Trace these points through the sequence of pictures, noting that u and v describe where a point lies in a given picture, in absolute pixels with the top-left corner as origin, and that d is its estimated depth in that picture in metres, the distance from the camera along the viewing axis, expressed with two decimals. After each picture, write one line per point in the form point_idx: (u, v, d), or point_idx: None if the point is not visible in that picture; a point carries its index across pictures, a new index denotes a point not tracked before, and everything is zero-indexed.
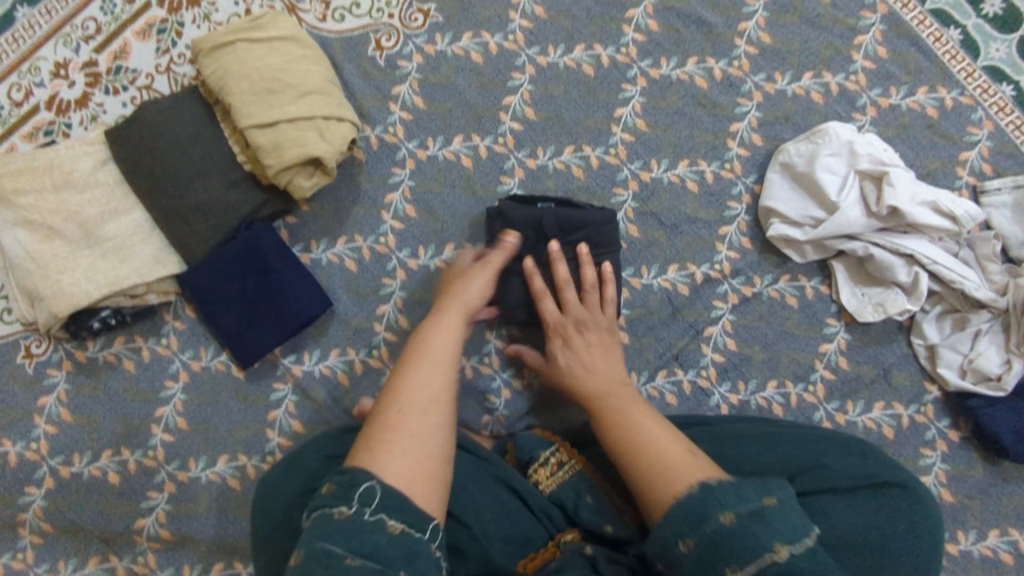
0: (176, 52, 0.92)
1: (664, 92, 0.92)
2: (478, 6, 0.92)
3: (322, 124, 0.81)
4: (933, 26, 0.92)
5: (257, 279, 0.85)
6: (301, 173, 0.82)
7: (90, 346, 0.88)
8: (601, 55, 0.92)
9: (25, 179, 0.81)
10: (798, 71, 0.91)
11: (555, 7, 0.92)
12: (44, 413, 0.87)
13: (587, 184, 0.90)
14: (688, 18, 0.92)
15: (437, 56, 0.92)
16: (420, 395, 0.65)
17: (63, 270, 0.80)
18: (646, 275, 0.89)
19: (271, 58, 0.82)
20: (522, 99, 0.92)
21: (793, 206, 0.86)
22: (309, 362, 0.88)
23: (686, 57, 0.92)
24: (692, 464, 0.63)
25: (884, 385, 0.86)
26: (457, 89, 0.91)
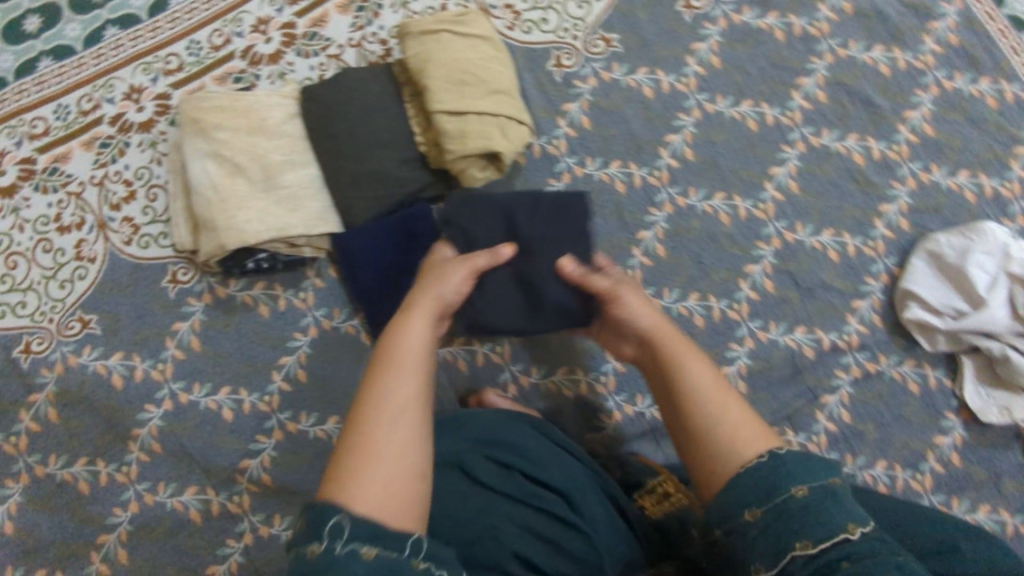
0: (370, 31, 0.96)
1: (821, 161, 0.94)
2: (658, 45, 0.97)
3: (505, 123, 0.85)
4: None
5: (406, 254, 0.88)
6: (475, 165, 0.86)
7: (232, 284, 0.91)
8: (766, 113, 0.95)
9: (224, 117, 0.85)
10: (954, 167, 0.93)
11: (731, 61, 0.96)
12: (175, 337, 0.90)
13: (732, 232, 0.93)
14: (856, 96, 0.95)
15: (611, 83, 0.96)
16: (388, 409, 0.59)
17: (239, 207, 0.83)
18: (772, 331, 0.91)
19: (469, 52, 0.87)
20: (684, 139, 0.95)
21: (936, 294, 0.87)
22: (434, 344, 0.91)
23: (848, 132, 0.95)
24: (758, 433, 0.62)
25: (993, 490, 0.86)
26: (625, 117, 0.95)
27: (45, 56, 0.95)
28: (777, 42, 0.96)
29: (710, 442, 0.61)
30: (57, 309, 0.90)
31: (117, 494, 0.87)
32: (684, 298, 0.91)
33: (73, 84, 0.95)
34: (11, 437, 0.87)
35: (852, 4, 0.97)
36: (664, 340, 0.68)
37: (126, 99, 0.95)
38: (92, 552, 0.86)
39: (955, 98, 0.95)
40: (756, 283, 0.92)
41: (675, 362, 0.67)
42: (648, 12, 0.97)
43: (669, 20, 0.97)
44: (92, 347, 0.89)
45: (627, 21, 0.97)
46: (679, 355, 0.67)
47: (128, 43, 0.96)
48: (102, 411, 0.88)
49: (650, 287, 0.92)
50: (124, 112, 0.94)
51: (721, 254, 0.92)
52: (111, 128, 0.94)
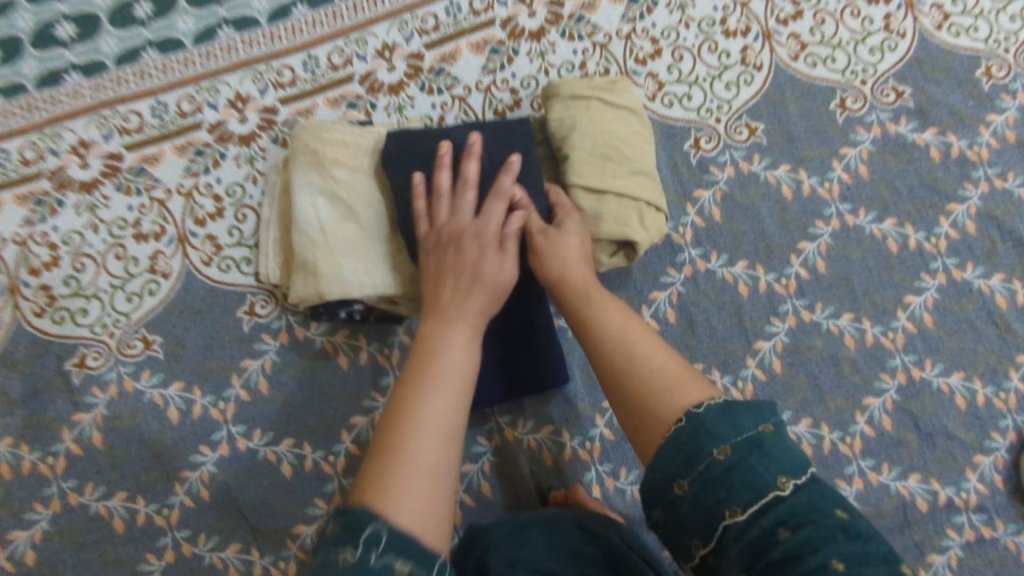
0: (501, 77, 0.90)
1: (961, 297, 0.87)
2: (803, 144, 0.90)
3: (644, 210, 0.79)
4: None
5: (511, 330, 0.81)
6: (603, 248, 0.80)
7: (313, 327, 0.84)
8: (909, 236, 0.88)
9: (346, 153, 0.78)
10: None
11: (879, 173, 0.89)
12: (243, 376, 0.83)
13: (856, 358, 0.86)
14: (1008, 233, 0.88)
15: (749, 175, 0.89)
16: (433, 411, 0.59)
17: (347, 255, 0.77)
18: (885, 474, 0.83)
19: (617, 127, 0.81)
20: (818, 249, 0.88)
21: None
22: (521, 429, 0.83)
23: (994, 270, 0.88)
24: (683, 379, 0.61)
25: None
26: (758, 215, 0.88)
27: (151, 46, 0.89)
28: (931, 161, 0.90)
29: (637, 397, 0.61)
30: (119, 323, 0.83)
31: (153, 539, 0.79)
32: (795, 421, 0.84)
33: (176, 82, 0.88)
34: (48, 456, 0.80)
35: (1015, 134, 0.90)
36: (570, 286, 0.71)
37: (230, 107, 0.88)
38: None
39: None
40: (875, 419, 0.84)
41: (589, 314, 0.69)
42: (799, 106, 0.91)
43: (820, 118, 0.91)
44: (151, 373, 0.82)
45: (776, 111, 0.90)
46: (585, 305, 0.70)
47: (242, 47, 0.90)
48: (150, 445, 0.80)
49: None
50: (226, 120, 0.88)
51: (841, 380, 0.85)
52: (209, 136, 0.87)
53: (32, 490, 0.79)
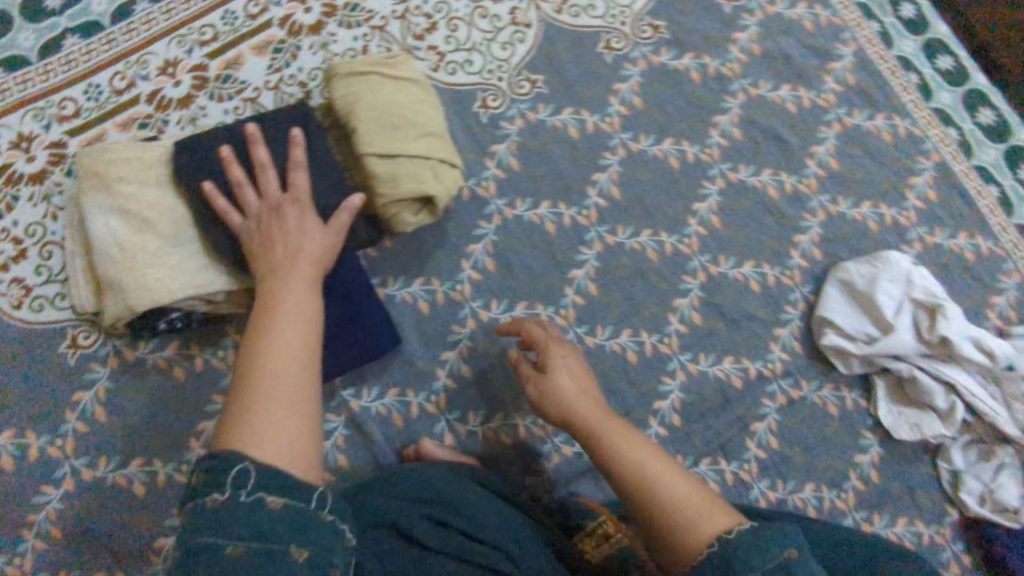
0: (288, 73, 0.94)
1: (739, 196, 0.98)
2: (581, 88, 0.98)
3: (437, 166, 0.84)
4: (977, 182, 1.01)
5: (334, 305, 0.84)
6: (407, 208, 0.84)
7: (141, 346, 0.85)
8: (686, 151, 0.98)
9: (133, 169, 0.79)
10: (858, 198, 0.99)
11: (651, 101, 0.99)
12: (76, 409, 0.82)
13: (660, 268, 0.95)
14: (768, 133, 1.00)
15: (537, 124, 0.96)
16: (284, 357, 0.62)
17: (149, 264, 0.77)
18: (702, 363, 0.93)
19: (399, 95, 0.86)
20: (610, 178, 0.96)
21: (849, 322, 0.92)
22: (367, 398, 0.87)
23: (762, 166, 0.99)
24: (716, 509, 0.62)
25: (908, 502, 0.92)
26: (552, 157, 0.96)
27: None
28: (693, 82, 1.00)
29: (657, 523, 0.62)
30: None
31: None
32: (617, 334, 0.92)
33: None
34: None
35: (759, 46, 1.02)
36: (580, 420, 0.72)
37: (13, 148, 0.87)
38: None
39: (855, 133, 1.01)
40: (685, 317, 0.94)
41: (610, 451, 0.68)
42: (570, 53, 0.99)
43: (591, 62, 0.99)
44: None
45: (550, 62, 0.98)
46: (606, 443, 0.69)
47: (16, 87, 0.89)
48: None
49: (584, 326, 0.92)
50: (12, 162, 0.87)
51: (651, 290, 0.94)
52: None
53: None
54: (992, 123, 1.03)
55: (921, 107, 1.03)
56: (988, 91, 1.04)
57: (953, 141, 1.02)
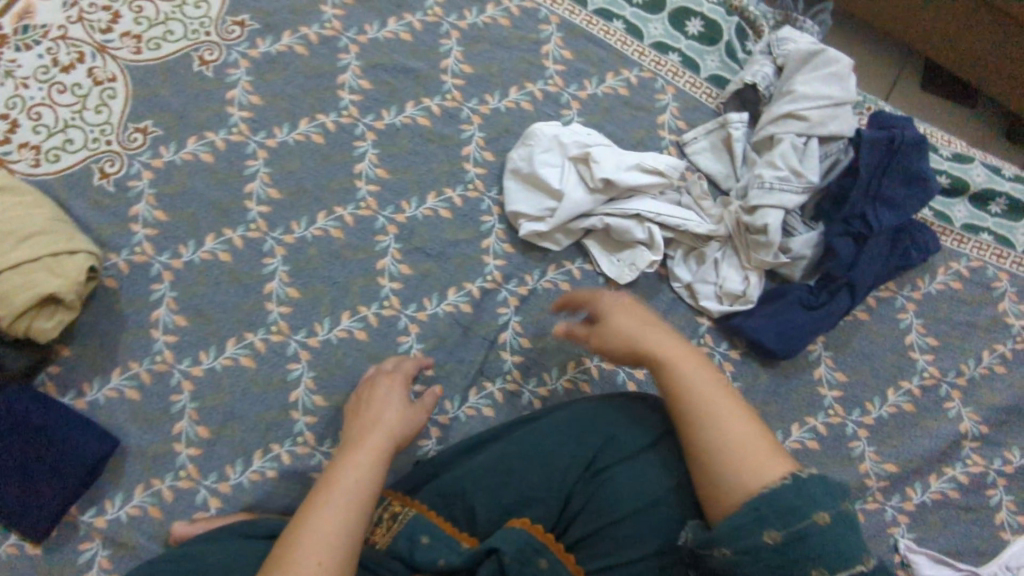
0: None
1: (497, 126, 0.87)
2: (305, 90, 0.86)
3: (51, 262, 0.71)
4: (686, 44, 0.94)
5: (30, 451, 0.71)
6: (39, 316, 0.71)
7: None
8: (430, 106, 0.87)
9: None
10: (601, 74, 0.91)
11: (370, 57, 0.88)
12: None
13: (459, 224, 0.83)
14: (497, 50, 0.91)
15: (280, 147, 0.84)
16: (330, 549, 0.52)
17: None
18: (531, 282, 0.82)
19: None
20: (372, 163, 0.84)
21: (636, 180, 0.80)
22: (234, 497, 0.72)
23: (507, 87, 0.89)
24: (766, 448, 0.53)
25: (851, 302, 0.80)
26: (306, 168, 0.83)
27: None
28: (405, 45, 0.89)
29: (711, 471, 0.53)
30: None
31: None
32: (445, 297, 0.80)
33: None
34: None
35: None
36: (647, 344, 0.60)
37: None
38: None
39: (574, 19, 0.93)
40: (499, 250, 0.83)
41: (667, 374, 0.58)
42: (280, 67, 0.87)
43: (303, 65, 0.87)
44: None
45: (259, 83, 0.86)
46: (668, 367, 0.58)
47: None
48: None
49: (411, 305, 0.80)
50: None
51: (460, 243, 0.82)
52: None
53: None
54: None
55: (593, 19, 0.93)
56: None
57: (628, 35, 0.93)
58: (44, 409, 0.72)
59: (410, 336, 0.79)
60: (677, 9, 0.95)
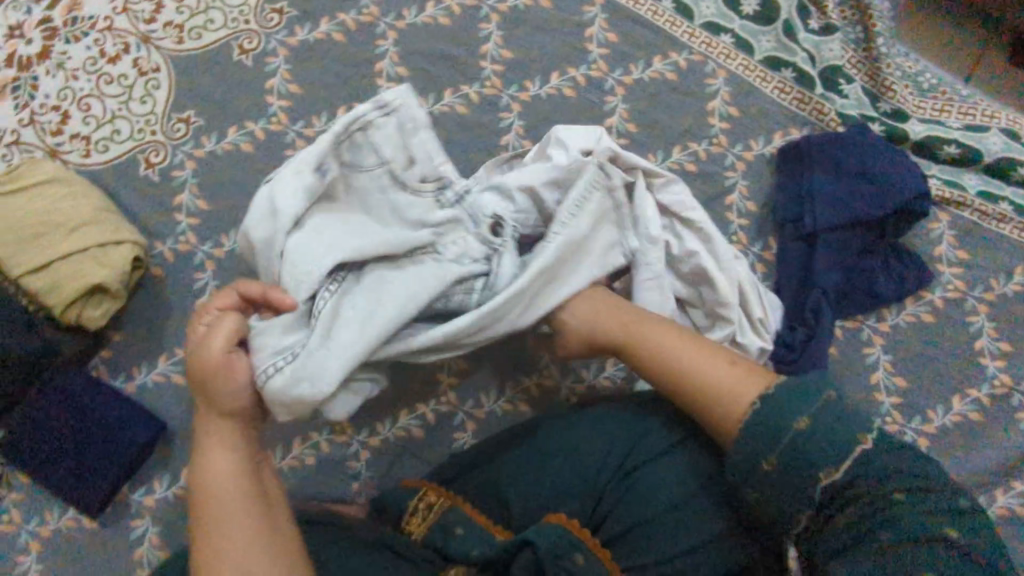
0: (95, 137, 0.93)
1: (643, 95, 0.97)
2: (448, 63, 0.97)
3: (98, 253, 0.81)
4: (803, 52, 0.96)
5: (78, 424, 0.85)
6: (89, 304, 0.82)
7: (51, 516, 0.85)
8: (576, 76, 0.97)
9: None
10: (743, 55, 0.97)
11: (519, 46, 0.98)
12: (144, 564, 0.85)
13: None
14: (642, 24, 0.99)
15: (426, 117, 0.96)
16: (233, 534, 0.61)
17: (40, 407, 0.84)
18: None
19: (37, 203, 0.83)
20: (518, 134, 0.95)
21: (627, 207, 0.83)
22: (384, 430, 0.89)
23: (651, 58, 0.98)
24: (746, 375, 0.67)
25: (933, 335, 0.90)
26: (452, 141, 0.95)
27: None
28: (547, 10, 0.99)
29: (712, 414, 0.66)
30: None
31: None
32: None
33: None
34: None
35: None
36: (615, 334, 0.75)
37: None
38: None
39: (716, 11, 0.99)
40: None
41: (657, 358, 0.71)
42: (424, 39, 0.97)
43: (449, 35, 0.98)
44: None
45: (406, 55, 0.97)
46: (650, 347, 0.72)
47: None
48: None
49: None
50: None
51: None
52: None
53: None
54: (758, 10, 0.98)
55: (697, 33, 0.98)
56: None
57: (735, 50, 0.97)
58: None
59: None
60: (788, 21, 0.97)
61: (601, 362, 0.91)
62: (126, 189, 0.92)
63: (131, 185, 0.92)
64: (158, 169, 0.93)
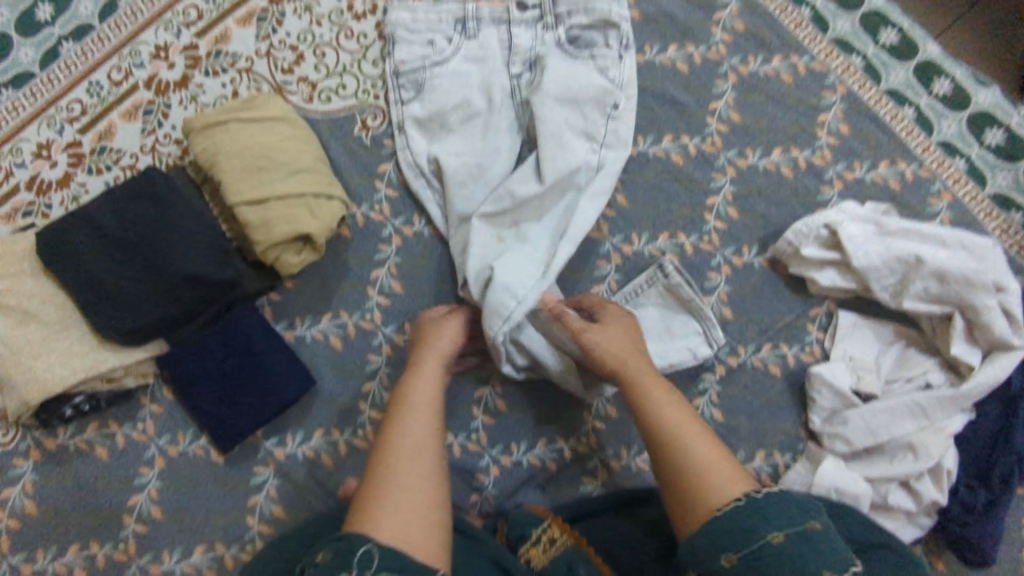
0: (322, 85, 0.94)
1: (860, 196, 0.94)
2: (675, 110, 0.96)
3: (312, 202, 0.81)
4: None
5: (238, 360, 0.84)
6: (289, 250, 0.82)
7: (181, 440, 0.85)
8: (798, 158, 0.95)
9: (168, 230, 0.80)
10: (973, 184, 0.94)
11: (749, 113, 0.96)
12: (256, 513, 0.84)
13: (791, 281, 0.92)
14: (879, 124, 0.96)
15: (640, 156, 0.95)
16: (407, 451, 0.68)
17: (205, 336, 0.83)
18: (812, 331, 0.90)
19: (263, 138, 0.83)
20: (725, 199, 0.94)
21: (914, 306, 0.85)
22: (518, 452, 0.89)
23: (878, 160, 0.95)
24: (733, 477, 0.69)
25: None
26: (659, 187, 0.94)
27: (4, 86, 0.93)
28: (786, 84, 0.97)
29: (683, 474, 0.69)
30: (89, 513, 0.83)
31: (121, 573, 0.82)
32: (760, 349, 0.90)
33: (28, 117, 0.92)
34: None
35: (842, 45, 0.98)
36: (632, 374, 0.77)
37: (38, 157, 0.90)
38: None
39: (956, 132, 0.96)
40: (825, 325, 0.90)
41: (647, 406, 0.74)
42: (659, 79, 0.97)
43: (682, 83, 0.97)
44: (172, 552, 0.83)
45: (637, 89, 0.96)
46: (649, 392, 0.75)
47: (78, 62, 0.93)
48: (89, 501, 0.83)
49: (724, 347, 0.90)
50: (38, 172, 0.90)
51: (787, 302, 0.91)
52: (30, 194, 0.89)
53: None
54: (1002, 144, 0.95)
55: (931, 148, 0.95)
56: (994, 109, 0.96)
57: (967, 177, 0.94)
58: (410, 310, 0.89)
59: (713, 375, 0.90)
60: None
61: (750, 450, 0.88)
62: (337, 144, 0.93)
63: (342, 141, 0.93)
64: (372, 133, 0.93)
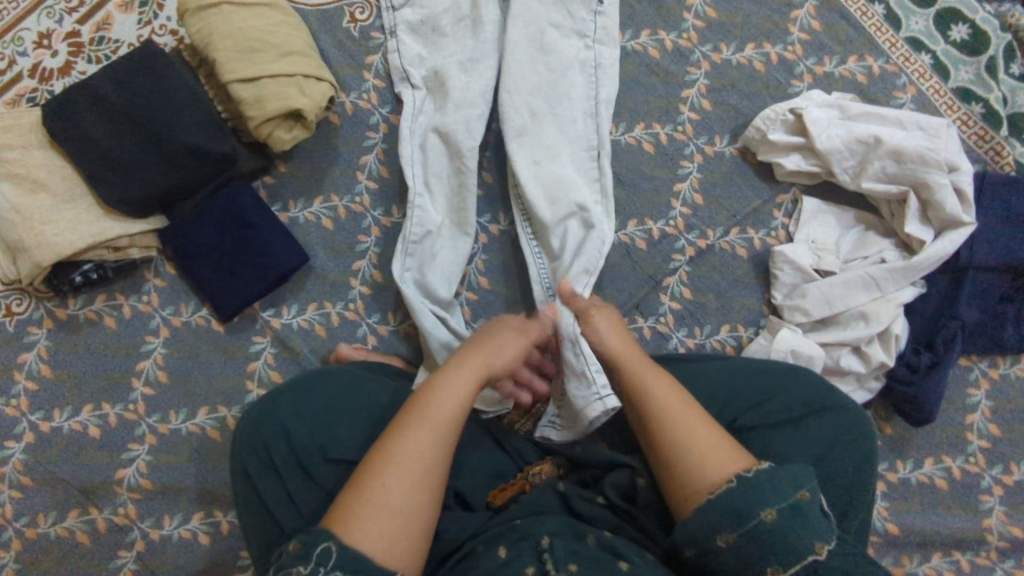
0: None
1: (829, 89, 0.98)
2: (653, 6, 0.99)
3: (302, 81, 0.86)
4: (999, 91, 0.98)
5: (235, 233, 0.88)
6: (281, 127, 0.86)
7: (184, 311, 0.91)
8: (770, 53, 0.99)
9: (166, 105, 0.85)
10: (937, 78, 0.98)
11: (724, 10, 0.99)
12: (255, 377, 0.91)
13: (760, 169, 0.96)
14: (850, 20, 0.99)
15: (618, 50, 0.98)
16: (408, 467, 0.64)
17: (202, 210, 0.88)
18: (778, 217, 0.95)
19: (255, 20, 0.87)
20: (699, 92, 0.98)
21: (871, 186, 0.90)
22: None
23: (847, 55, 0.99)
24: (730, 455, 0.64)
25: None
26: (636, 80, 0.98)
27: None
28: None
29: (676, 457, 0.66)
30: (99, 376, 0.89)
31: (131, 430, 0.89)
32: (728, 233, 0.95)
33: (28, 7, 0.95)
34: (11, 399, 0.89)
35: None
36: (623, 354, 0.74)
37: (39, 46, 0.94)
38: (93, 508, 0.87)
39: (923, 28, 0.99)
40: (790, 211, 0.95)
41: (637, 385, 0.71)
42: None
43: None
44: (177, 412, 0.90)
45: None
46: (638, 375, 0.71)
47: None
48: (99, 365, 0.90)
49: (695, 230, 0.95)
50: (40, 60, 0.94)
51: (755, 189, 0.96)
52: (33, 81, 0.93)
53: (4, 430, 0.88)
54: (967, 39, 0.99)
55: (899, 44, 0.99)
56: (960, 6, 1.00)
57: (932, 71, 0.98)
58: (397, 194, 0.94)
59: (683, 256, 0.94)
60: (993, 58, 0.98)
61: (716, 325, 0.93)
62: (327, 36, 0.96)
63: (332, 34, 0.96)
64: (360, 26, 0.97)
